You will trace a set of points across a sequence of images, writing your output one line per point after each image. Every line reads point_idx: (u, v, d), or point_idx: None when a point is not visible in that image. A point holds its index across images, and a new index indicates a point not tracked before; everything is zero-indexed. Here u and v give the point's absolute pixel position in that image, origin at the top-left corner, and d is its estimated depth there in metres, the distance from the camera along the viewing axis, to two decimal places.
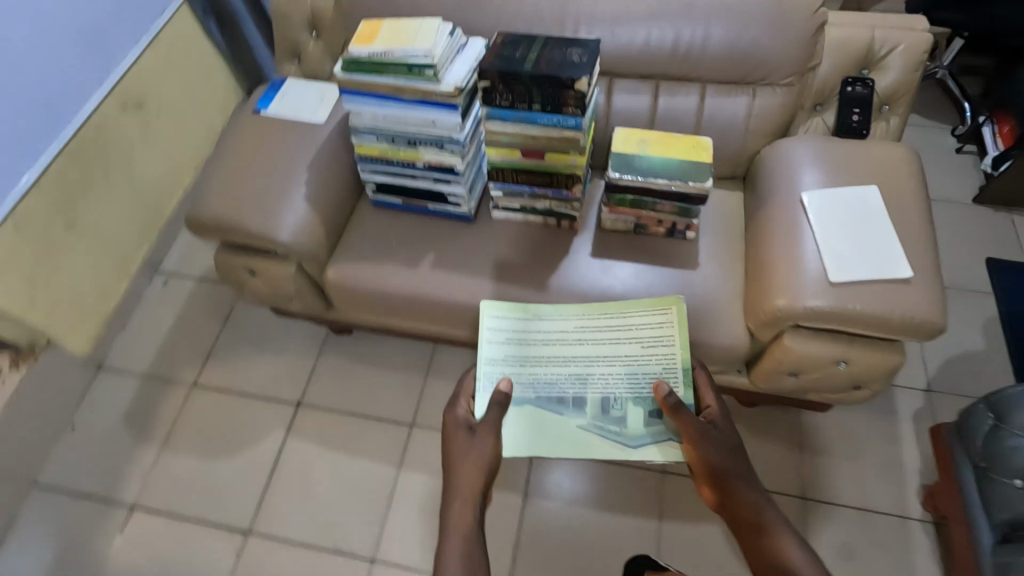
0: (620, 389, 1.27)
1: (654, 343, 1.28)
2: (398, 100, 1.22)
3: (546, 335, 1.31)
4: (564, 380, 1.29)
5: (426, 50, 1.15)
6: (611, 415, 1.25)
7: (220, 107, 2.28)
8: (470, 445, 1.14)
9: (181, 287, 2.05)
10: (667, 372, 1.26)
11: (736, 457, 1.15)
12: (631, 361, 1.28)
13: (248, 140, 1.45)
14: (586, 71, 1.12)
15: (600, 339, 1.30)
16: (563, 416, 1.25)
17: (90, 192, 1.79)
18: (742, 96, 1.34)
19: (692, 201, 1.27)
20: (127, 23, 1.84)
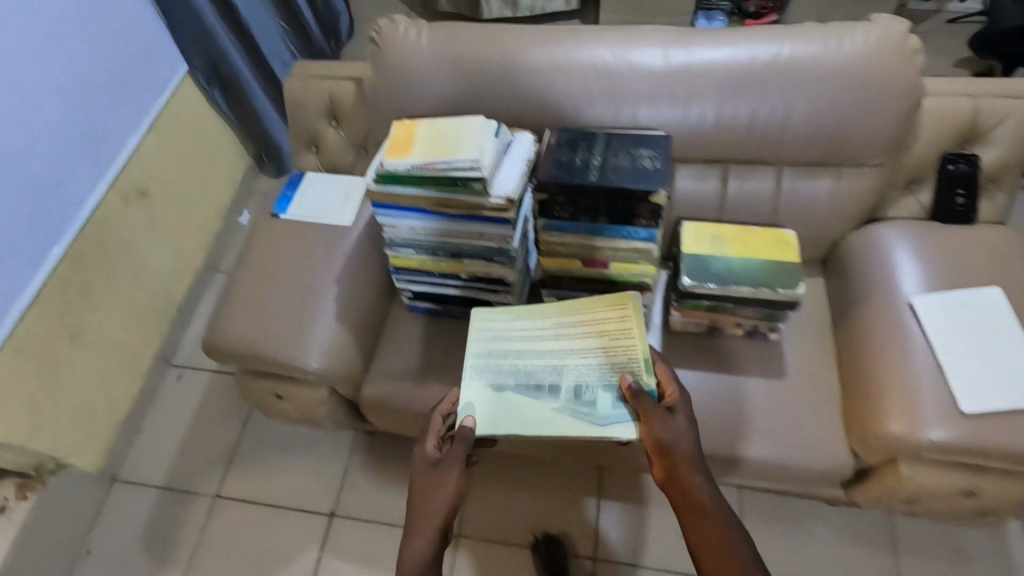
0: (589, 376, 1.02)
1: (625, 335, 1.05)
2: (440, 214, 1.08)
3: (516, 328, 1.10)
4: (536, 368, 1.05)
5: (472, 161, 1.00)
6: (582, 403, 1.00)
7: (227, 179, 2.14)
8: (434, 500, 0.96)
9: (197, 381, 1.91)
10: (636, 362, 1.03)
11: (689, 447, 0.97)
12: (600, 352, 1.05)
13: (268, 249, 1.30)
14: (662, 180, 0.96)
15: (572, 328, 1.08)
16: (531, 404, 1.01)
17: (94, 295, 1.65)
18: (825, 178, 1.18)
19: (781, 308, 1.10)
20: (126, 108, 1.70)
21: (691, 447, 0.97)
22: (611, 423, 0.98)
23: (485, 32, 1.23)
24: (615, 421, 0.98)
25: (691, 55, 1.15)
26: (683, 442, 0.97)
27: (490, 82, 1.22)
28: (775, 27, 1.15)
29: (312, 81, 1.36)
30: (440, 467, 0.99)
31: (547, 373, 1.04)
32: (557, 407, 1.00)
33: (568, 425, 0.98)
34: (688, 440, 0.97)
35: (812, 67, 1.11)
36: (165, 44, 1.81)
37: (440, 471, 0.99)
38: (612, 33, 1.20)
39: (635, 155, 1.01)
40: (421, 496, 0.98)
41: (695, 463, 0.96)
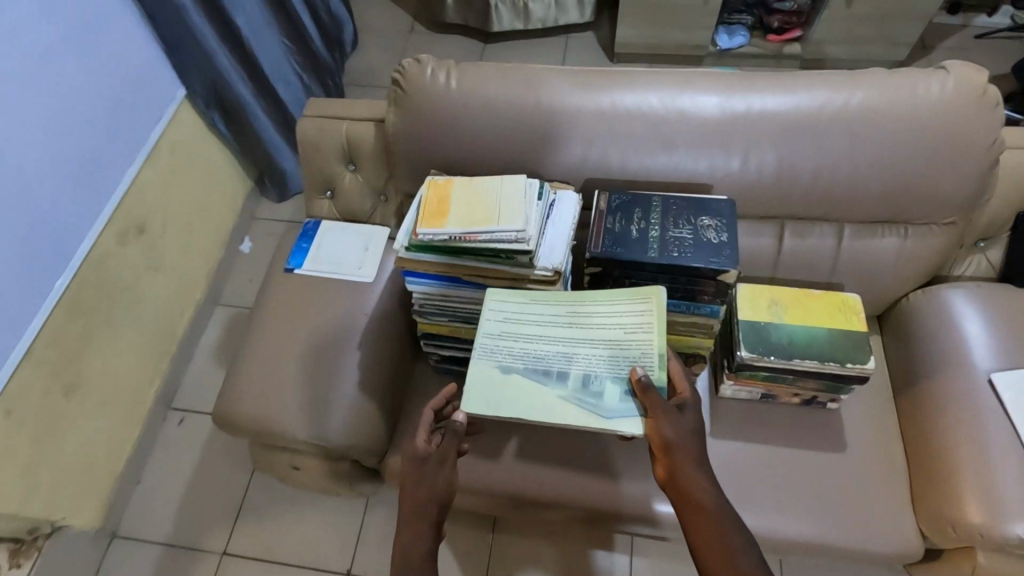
0: (599, 369, 0.88)
1: (643, 326, 0.89)
2: (479, 284, 0.99)
3: (526, 308, 0.93)
4: (543, 351, 0.90)
5: (519, 232, 0.91)
6: (589, 395, 0.86)
7: (229, 208, 2.02)
8: (424, 502, 0.88)
9: (200, 426, 1.80)
10: (649, 357, 0.87)
11: (694, 447, 0.84)
12: (612, 343, 0.89)
13: (284, 307, 1.20)
14: (730, 257, 0.88)
15: (588, 313, 0.92)
16: (533, 393, 0.86)
17: (91, 344, 1.53)
18: (891, 236, 1.09)
19: (847, 382, 1.02)
20: (121, 140, 1.58)
21: (694, 450, 0.84)
22: (615, 419, 0.84)
23: (521, 74, 1.12)
24: (622, 416, 0.83)
25: (751, 104, 1.06)
26: (688, 445, 0.84)
27: (525, 129, 1.11)
28: (841, 74, 1.06)
29: (328, 122, 1.24)
30: (432, 463, 0.92)
31: (555, 359, 0.89)
32: (558, 398, 0.86)
33: (570, 419, 0.84)
34: (694, 439, 0.85)
35: (884, 121, 1.02)
36: (162, 69, 1.69)
37: (434, 467, 0.91)
38: (661, 77, 1.10)
39: (697, 224, 0.92)
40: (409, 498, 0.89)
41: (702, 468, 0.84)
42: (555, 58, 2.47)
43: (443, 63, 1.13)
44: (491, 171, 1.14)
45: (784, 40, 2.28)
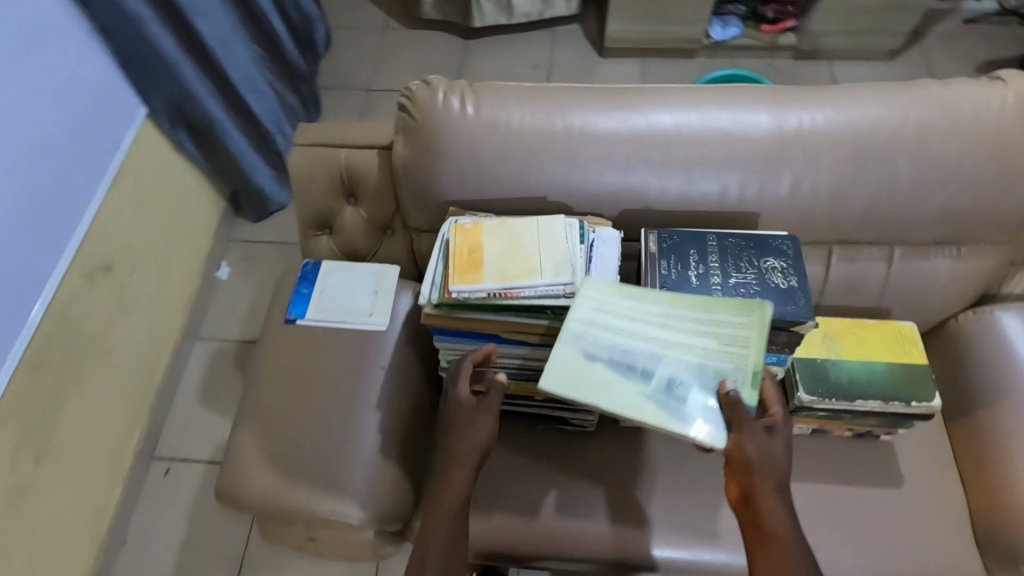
0: (687, 374, 0.77)
1: (743, 339, 0.78)
2: (520, 341, 0.88)
3: (615, 298, 0.81)
4: (629, 344, 0.79)
5: (567, 284, 0.82)
6: (673, 400, 0.75)
7: (203, 232, 1.84)
8: (459, 458, 0.83)
9: (189, 475, 1.65)
10: (744, 373, 0.76)
11: (777, 472, 0.75)
12: (706, 351, 0.78)
13: (288, 364, 1.08)
14: (803, 304, 0.80)
15: (685, 313, 0.80)
16: (615, 388, 0.75)
17: (60, 402, 1.36)
18: (943, 256, 1.03)
19: (910, 419, 0.96)
20: (79, 172, 1.40)
21: (776, 475, 0.75)
22: (695, 428, 0.74)
23: (543, 95, 1.01)
24: (704, 426, 0.74)
25: (797, 122, 0.97)
26: (771, 468, 0.75)
27: (552, 157, 1.00)
28: (889, 87, 0.98)
29: (323, 152, 1.10)
30: (471, 416, 0.85)
31: (641, 354, 0.78)
32: (639, 396, 0.75)
33: (647, 421, 0.74)
34: (778, 466, 0.75)
35: (939, 139, 0.95)
36: (120, 87, 1.50)
37: (473, 419, 0.85)
38: (697, 94, 1.01)
39: (759, 265, 0.84)
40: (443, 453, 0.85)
41: (782, 497, 0.74)
42: (542, 53, 2.34)
43: (455, 85, 1.01)
44: (515, 203, 1.03)
45: (778, 30, 2.22)
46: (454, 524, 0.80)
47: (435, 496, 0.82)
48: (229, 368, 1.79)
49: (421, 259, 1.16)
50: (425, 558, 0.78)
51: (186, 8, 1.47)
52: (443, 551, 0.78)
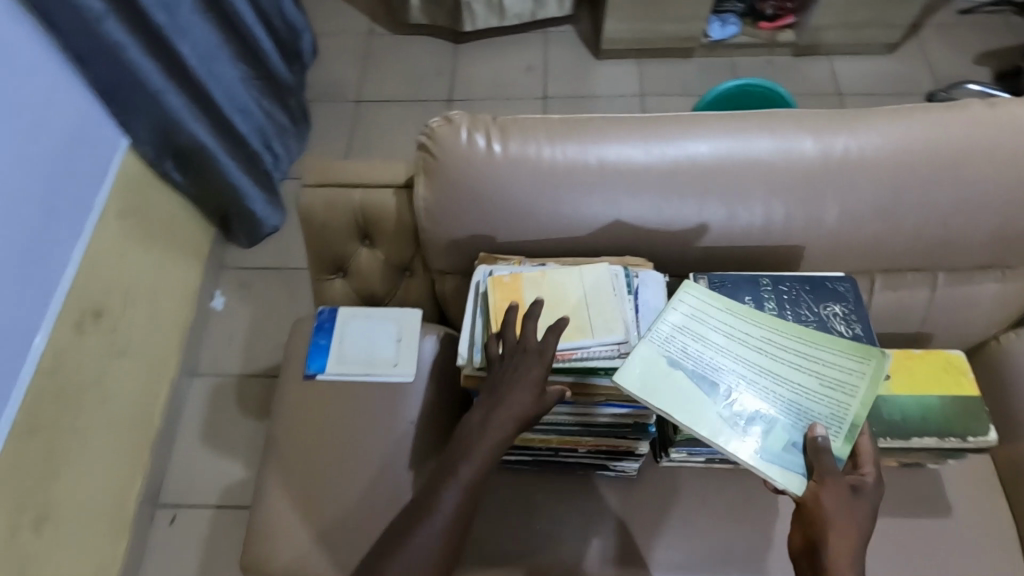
0: (774, 408, 0.75)
1: (849, 388, 0.75)
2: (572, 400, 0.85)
3: (716, 316, 0.81)
4: (719, 360, 0.78)
5: (619, 343, 0.81)
6: (751, 429, 0.73)
7: (194, 263, 1.73)
8: (503, 419, 0.75)
9: (196, 523, 1.56)
10: (840, 421, 0.73)
11: (857, 538, 0.67)
12: (803, 389, 0.75)
13: (312, 422, 1.02)
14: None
15: (788, 344, 0.78)
16: (692, 399, 0.75)
17: (60, 463, 1.26)
18: (988, 280, 1.01)
19: (963, 452, 0.94)
20: (60, 218, 1.29)
21: (856, 536, 0.67)
22: (767, 465, 0.71)
23: (572, 127, 0.95)
24: (781, 465, 0.71)
25: (844, 148, 0.92)
26: (852, 527, 0.67)
27: (587, 194, 0.94)
28: (935, 108, 0.94)
29: (336, 192, 1.03)
30: (530, 382, 0.76)
31: (728, 372, 0.77)
32: (714, 415, 0.74)
33: (716, 441, 0.73)
34: (859, 531, 0.68)
35: (989, 162, 0.91)
36: (101, 120, 1.40)
37: (532, 384, 0.76)
38: (737, 120, 0.96)
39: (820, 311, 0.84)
40: (485, 401, 0.77)
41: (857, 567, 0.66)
42: (537, 54, 2.23)
43: (478, 121, 0.95)
44: (548, 242, 0.98)
45: (776, 27, 2.15)
46: (471, 490, 0.73)
47: (463, 444, 0.75)
48: (230, 404, 1.69)
49: (444, 301, 1.10)
50: (435, 511, 0.71)
51: (166, 28, 1.35)
52: (454, 512, 0.72)
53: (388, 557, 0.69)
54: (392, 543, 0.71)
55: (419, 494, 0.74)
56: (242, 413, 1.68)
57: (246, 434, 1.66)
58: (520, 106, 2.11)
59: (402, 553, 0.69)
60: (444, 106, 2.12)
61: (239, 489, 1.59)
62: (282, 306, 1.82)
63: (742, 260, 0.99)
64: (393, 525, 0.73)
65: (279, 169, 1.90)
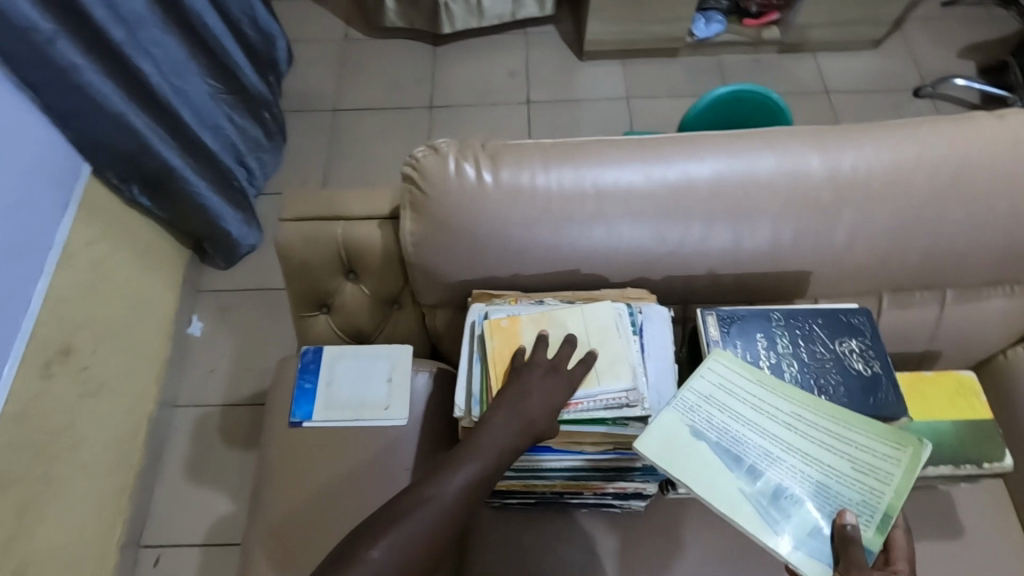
0: (802, 489, 0.71)
1: (882, 474, 0.71)
2: (577, 450, 0.82)
3: (744, 383, 0.78)
4: (745, 433, 0.75)
5: (628, 391, 0.78)
6: (776, 510, 0.70)
7: (169, 289, 1.63)
8: (519, 430, 0.74)
9: (182, 564, 1.45)
10: (872, 509, 0.69)
11: None
12: (833, 470, 0.72)
13: (302, 471, 0.96)
14: (891, 393, 0.79)
15: (819, 421, 0.75)
16: (713, 473, 0.72)
17: (35, 510, 1.16)
18: (997, 295, 0.98)
19: (977, 476, 0.92)
20: (20, 250, 1.19)
21: None
22: (792, 551, 0.68)
23: (566, 152, 0.90)
24: (802, 552, 0.68)
25: (852, 166, 0.88)
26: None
27: (587, 225, 0.89)
28: (942, 121, 0.91)
29: (316, 226, 0.97)
30: (551, 407, 0.75)
31: (754, 446, 0.74)
32: (737, 492, 0.71)
33: (738, 521, 0.69)
34: None
35: (1002, 175, 0.88)
36: (57, 144, 1.30)
37: (552, 408, 0.75)
38: (738, 139, 0.91)
39: (835, 347, 0.83)
40: (504, 406, 0.75)
41: None
42: (519, 56, 2.16)
43: (467, 149, 0.89)
44: (546, 274, 0.93)
45: (762, 24, 2.11)
46: (476, 490, 0.71)
47: (476, 440, 0.73)
48: (214, 434, 1.59)
49: (435, 335, 1.06)
50: (438, 497, 0.69)
51: (124, 45, 1.28)
52: (457, 504, 0.70)
53: (385, 532, 0.67)
54: (391, 517, 0.68)
55: (425, 475, 0.72)
56: (228, 443, 1.58)
57: (233, 464, 1.56)
58: (504, 111, 2.05)
59: (398, 530, 0.67)
60: (426, 113, 2.05)
61: (228, 525, 1.49)
62: (265, 327, 1.73)
63: (748, 285, 0.95)
64: (389, 504, 0.71)
65: (253, 185, 1.81)
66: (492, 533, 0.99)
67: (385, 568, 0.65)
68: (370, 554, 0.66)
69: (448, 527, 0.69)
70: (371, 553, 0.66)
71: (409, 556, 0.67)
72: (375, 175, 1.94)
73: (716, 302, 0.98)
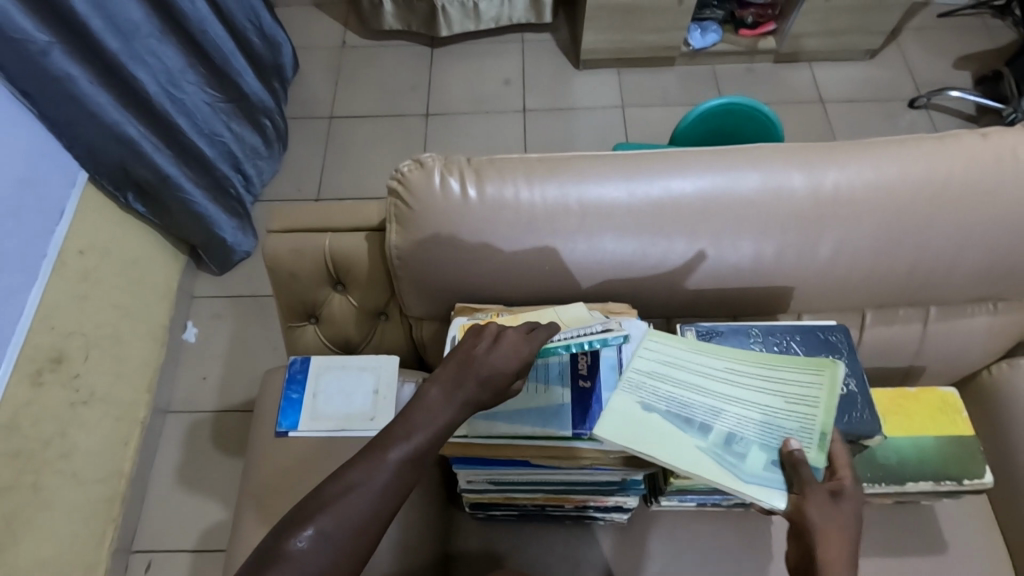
0: (749, 432, 0.73)
1: (810, 399, 0.75)
2: (555, 465, 0.82)
3: (674, 352, 0.81)
4: (687, 396, 0.77)
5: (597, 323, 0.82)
6: (732, 455, 0.71)
7: (163, 296, 1.64)
8: (462, 404, 0.69)
9: (172, 570, 1.45)
10: (811, 432, 0.73)
11: (848, 546, 0.66)
12: (769, 408, 0.75)
13: (286, 481, 0.98)
14: (866, 412, 0.79)
15: (744, 368, 0.78)
16: (672, 439, 0.72)
17: (26, 519, 1.17)
18: (980, 312, 1.00)
19: (959, 493, 0.92)
20: (16, 259, 1.21)
21: (843, 542, 0.66)
22: (755, 489, 0.69)
23: (551, 166, 0.90)
24: (764, 484, 0.69)
25: (834, 184, 0.89)
26: (840, 534, 0.66)
27: (571, 238, 0.89)
28: (925, 138, 0.91)
29: (302, 238, 0.97)
30: (500, 380, 0.71)
31: (700, 407, 0.76)
32: (694, 450, 0.72)
33: (704, 476, 0.70)
34: (848, 537, 0.66)
35: (984, 195, 0.88)
36: (52, 154, 1.32)
37: (500, 382, 0.71)
38: (721, 155, 0.91)
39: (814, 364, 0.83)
40: (444, 380, 0.70)
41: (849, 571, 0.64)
42: (515, 64, 2.17)
43: (451, 163, 0.90)
44: (530, 287, 0.94)
45: (757, 34, 2.11)
46: (415, 468, 0.65)
47: (411, 415, 0.67)
48: (207, 440, 1.60)
49: (422, 347, 1.07)
50: (371, 479, 0.62)
51: (120, 55, 1.30)
52: (394, 484, 0.63)
53: (315, 518, 0.60)
54: (320, 504, 0.61)
55: (360, 453, 0.65)
56: (220, 448, 1.59)
57: (225, 471, 1.56)
58: (499, 120, 2.06)
59: (328, 517, 0.60)
60: (422, 121, 2.06)
61: (218, 531, 1.49)
62: (259, 335, 1.74)
63: (731, 300, 0.97)
64: (319, 486, 0.63)
65: (250, 193, 1.81)
66: (474, 543, 0.99)
67: (318, 558, 0.58)
68: (300, 540, 0.59)
69: (386, 510, 0.63)
70: (301, 540, 0.59)
71: (346, 543, 0.60)
72: (371, 183, 1.95)
73: (696, 314, 1.00)
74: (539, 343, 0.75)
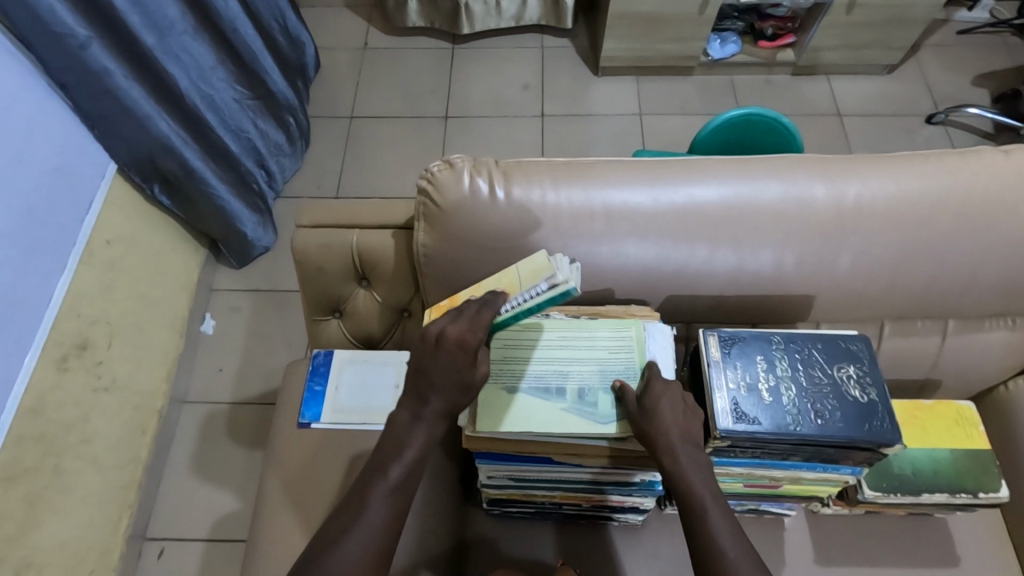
0: (593, 380, 0.81)
1: (627, 346, 0.84)
2: (573, 464, 0.84)
3: (513, 331, 0.86)
4: (534, 367, 0.83)
5: (547, 279, 0.74)
6: (587, 405, 0.79)
7: (184, 288, 1.66)
8: (434, 416, 0.73)
9: (185, 558, 1.47)
10: (634, 369, 0.82)
11: (678, 436, 0.74)
12: (599, 358, 0.83)
13: (306, 472, 1.00)
14: (886, 421, 0.79)
15: (569, 332, 0.86)
16: (538, 411, 0.79)
17: (48, 502, 1.19)
18: (997, 328, 1.00)
19: (973, 505, 0.93)
20: (45, 247, 1.23)
21: (676, 434, 0.74)
22: (613, 425, 0.78)
23: (578, 171, 0.92)
24: (617, 420, 0.78)
25: (856, 197, 0.90)
26: (669, 427, 0.74)
27: (594, 242, 0.91)
28: (949, 155, 0.92)
29: (329, 234, 0.99)
30: (457, 379, 0.73)
31: (553, 374, 0.82)
32: (559, 412, 0.79)
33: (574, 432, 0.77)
34: (675, 425, 0.75)
35: (1006, 212, 0.89)
36: (87, 147, 1.35)
37: (457, 382, 0.72)
38: (744, 165, 0.92)
39: (835, 373, 0.84)
40: (409, 402, 0.75)
41: (688, 458, 0.74)
42: (535, 70, 2.19)
43: (480, 164, 0.91)
44: None
45: (776, 46, 2.13)
46: (403, 494, 0.72)
47: (385, 446, 0.74)
48: (222, 431, 1.62)
49: None
50: (364, 517, 0.69)
51: (154, 50, 1.33)
52: (384, 516, 0.70)
53: (323, 556, 0.67)
54: (324, 544, 0.68)
55: (348, 499, 0.72)
56: (235, 439, 1.61)
57: (238, 463, 1.58)
58: (518, 124, 2.08)
59: (333, 557, 0.67)
60: (442, 123, 2.09)
61: (231, 520, 1.51)
62: (274, 329, 1.77)
63: (750, 307, 0.98)
64: (318, 533, 0.70)
65: (273, 188, 1.85)
66: (487, 539, 1.01)
67: None
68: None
69: (385, 539, 0.70)
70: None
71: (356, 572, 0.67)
72: (390, 183, 1.97)
73: (715, 321, 1.02)
74: (482, 325, 0.73)
